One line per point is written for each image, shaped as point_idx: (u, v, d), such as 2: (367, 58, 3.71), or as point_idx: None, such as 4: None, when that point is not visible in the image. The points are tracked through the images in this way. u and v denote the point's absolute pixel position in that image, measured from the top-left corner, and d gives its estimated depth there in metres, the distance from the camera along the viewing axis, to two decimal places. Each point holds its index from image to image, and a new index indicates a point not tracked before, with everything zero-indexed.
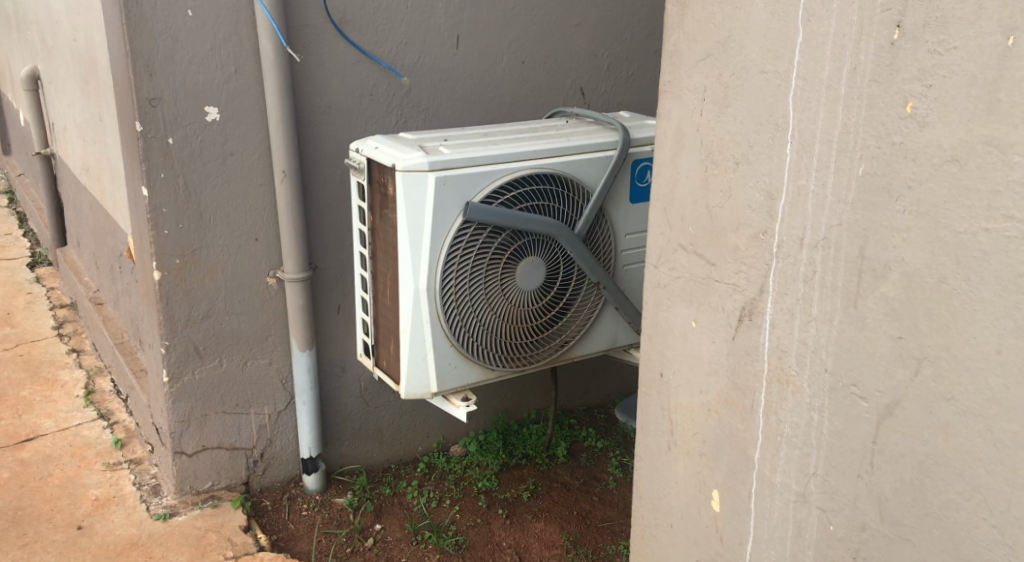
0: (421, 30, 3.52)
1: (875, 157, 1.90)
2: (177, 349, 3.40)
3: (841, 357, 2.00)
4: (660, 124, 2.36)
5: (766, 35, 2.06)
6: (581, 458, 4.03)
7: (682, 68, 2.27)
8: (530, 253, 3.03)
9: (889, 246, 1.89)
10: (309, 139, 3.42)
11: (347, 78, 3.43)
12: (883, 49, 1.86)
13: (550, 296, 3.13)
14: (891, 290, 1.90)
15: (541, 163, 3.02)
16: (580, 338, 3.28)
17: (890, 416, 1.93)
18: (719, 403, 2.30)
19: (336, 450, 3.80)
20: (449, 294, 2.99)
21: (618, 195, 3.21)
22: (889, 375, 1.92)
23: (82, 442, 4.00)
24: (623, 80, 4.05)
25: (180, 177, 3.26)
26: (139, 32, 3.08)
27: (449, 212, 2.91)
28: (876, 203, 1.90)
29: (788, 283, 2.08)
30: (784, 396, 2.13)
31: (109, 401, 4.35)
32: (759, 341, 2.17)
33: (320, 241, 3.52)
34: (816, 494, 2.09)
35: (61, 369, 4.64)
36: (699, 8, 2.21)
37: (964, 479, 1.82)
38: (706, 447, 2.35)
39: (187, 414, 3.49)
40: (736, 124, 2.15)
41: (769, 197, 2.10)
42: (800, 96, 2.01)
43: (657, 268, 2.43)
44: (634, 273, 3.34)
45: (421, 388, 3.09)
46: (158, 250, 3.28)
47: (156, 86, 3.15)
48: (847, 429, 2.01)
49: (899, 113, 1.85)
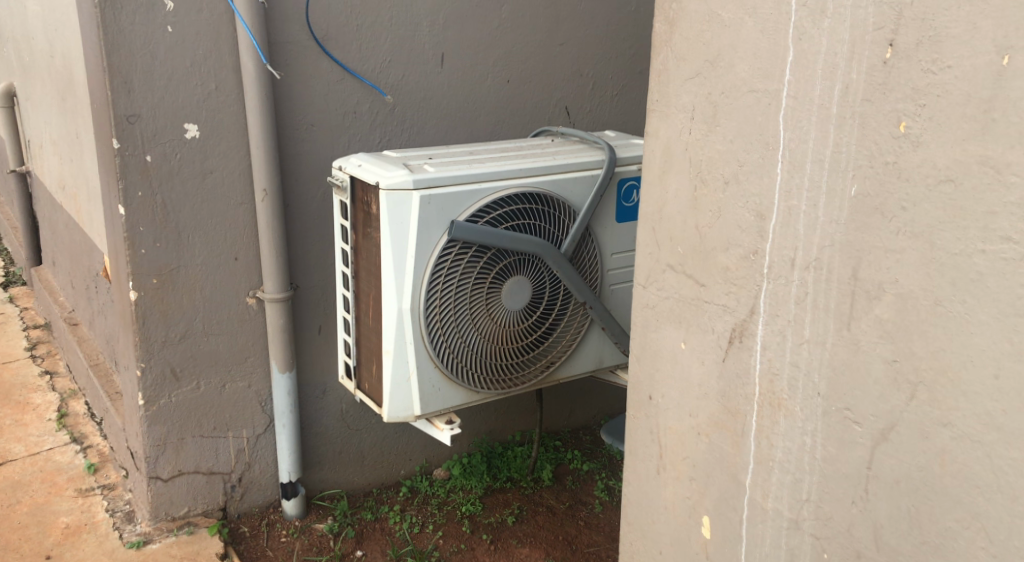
0: (406, 46, 3.48)
1: (868, 177, 1.87)
2: (153, 372, 3.32)
3: (835, 380, 1.96)
4: (649, 143, 2.34)
5: (756, 54, 2.05)
6: (566, 481, 3.94)
7: (671, 86, 2.25)
8: (516, 272, 2.99)
9: (884, 268, 1.85)
10: (291, 157, 3.36)
11: (331, 96, 3.39)
12: (875, 68, 1.84)
13: (537, 315, 3.08)
14: (885, 312, 1.86)
15: (526, 182, 2.98)
16: (566, 359, 3.23)
17: (885, 441, 1.88)
18: (709, 426, 2.26)
19: (316, 474, 3.71)
20: (433, 315, 2.94)
21: (604, 214, 3.17)
22: (884, 399, 1.87)
23: (54, 467, 3.92)
24: (608, 99, 4.01)
25: (157, 195, 3.19)
26: (117, 48, 3.03)
27: (433, 231, 2.86)
28: (870, 224, 1.87)
29: (780, 304, 2.05)
30: (776, 419, 2.09)
31: (82, 424, 4.26)
32: (750, 363, 2.13)
33: (301, 259, 3.46)
34: (808, 521, 2.05)
35: (33, 393, 4.54)
36: (688, 26, 2.20)
37: (963, 506, 1.78)
38: (697, 472, 2.30)
39: (162, 438, 3.40)
40: (725, 144, 2.13)
41: (760, 216, 2.07)
42: (791, 115, 1.98)
43: (645, 289, 2.40)
44: (620, 293, 3.30)
45: (404, 411, 3.02)
46: (134, 269, 3.20)
47: (134, 103, 3.09)
48: (842, 453, 1.96)
49: (891, 133, 1.82)
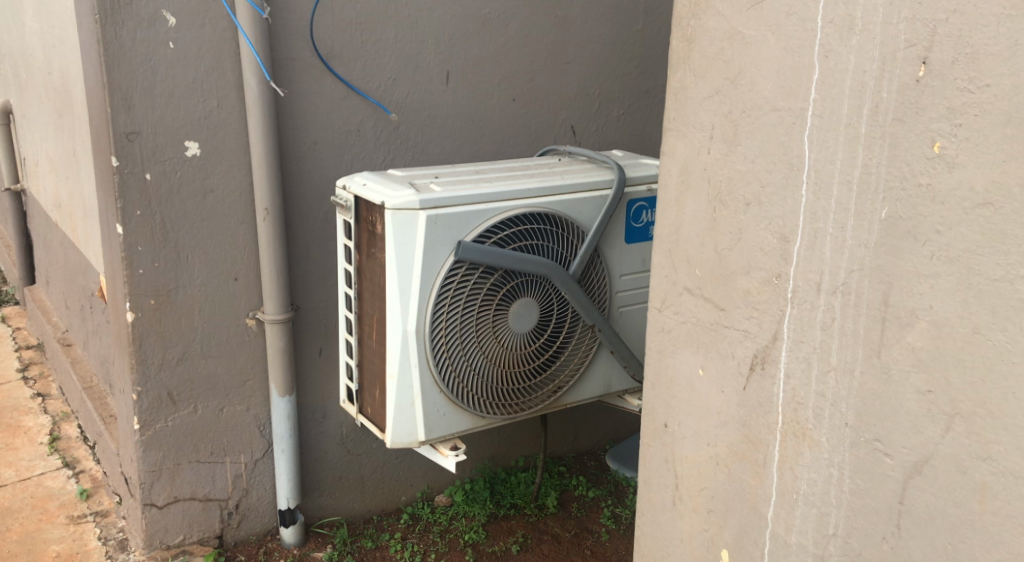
0: (411, 64, 3.41)
1: (899, 199, 1.80)
2: (149, 396, 3.23)
3: (864, 411, 1.88)
4: (665, 163, 2.27)
5: (779, 73, 1.98)
6: (571, 508, 3.84)
7: (689, 105, 2.19)
8: (524, 294, 2.91)
9: (917, 294, 1.78)
10: (293, 176, 3.28)
11: (334, 114, 3.31)
12: (908, 86, 1.77)
13: (544, 338, 3.00)
14: (918, 340, 1.79)
15: (535, 202, 2.91)
16: (574, 384, 3.14)
17: (919, 474, 1.81)
18: (729, 456, 2.18)
19: (315, 501, 3.61)
20: (439, 337, 2.85)
21: (613, 235, 3.10)
22: (918, 431, 1.80)
23: (45, 493, 3.81)
24: (614, 118, 3.94)
25: (156, 214, 3.11)
26: (118, 64, 2.96)
27: (440, 252, 2.79)
28: (902, 248, 1.80)
29: (804, 330, 1.98)
30: (801, 450, 2.01)
31: (74, 448, 4.16)
32: (773, 391, 2.06)
33: (303, 280, 3.37)
34: (835, 557, 1.97)
35: (25, 415, 4.43)
36: (706, 43, 2.13)
37: (1004, 546, 1.70)
38: (715, 503, 2.23)
39: (158, 464, 3.31)
40: (746, 163, 2.06)
41: (784, 239, 2.00)
42: (816, 135, 1.92)
43: (661, 312, 2.33)
44: (629, 315, 3.22)
45: (407, 437, 2.93)
46: (132, 289, 3.12)
47: (134, 120, 3.02)
48: (872, 487, 1.89)
49: (925, 153, 1.75)
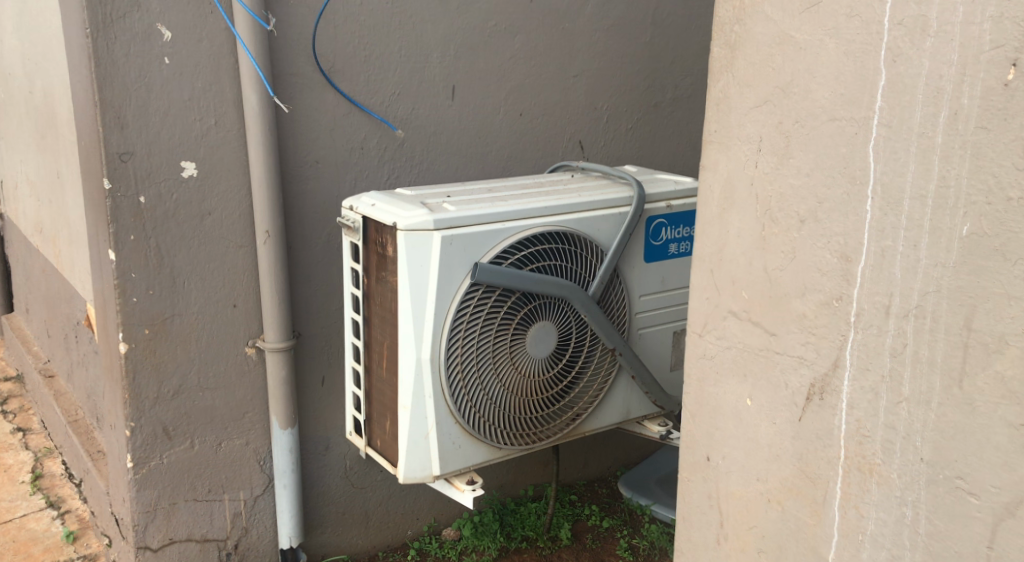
0: (415, 77, 3.24)
1: (984, 214, 1.65)
2: (143, 432, 3.03)
3: (943, 446, 1.74)
4: (706, 178, 2.12)
5: (840, 79, 1.83)
6: (586, 539, 3.66)
7: (732, 115, 2.03)
8: (543, 317, 2.74)
9: (1006, 318, 1.64)
10: (293, 195, 3.10)
11: (336, 130, 3.13)
12: (993, 91, 1.63)
13: (563, 363, 2.83)
14: (1008, 368, 1.64)
15: (552, 221, 2.75)
16: (592, 411, 2.98)
17: (1010, 516, 1.66)
18: (782, 492, 2.02)
19: (317, 538, 3.42)
20: (454, 365, 2.68)
21: (632, 254, 2.94)
22: (1010, 469, 1.65)
23: (28, 536, 3.59)
24: (623, 132, 3.79)
25: (151, 239, 2.92)
26: (110, 81, 2.77)
27: (455, 274, 2.62)
28: (988, 267, 1.65)
29: (871, 358, 1.82)
30: (868, 488, 1.86)
31: (59, 486, 3.93)
32: (834, 423, 1.90)
33: (304, 305, 3.19)
34: None
35: (5, 453, 4.21)
36: (754, 50, 1.98)
37: None
38: (767, 543, 2.07)
39: (153, 503, 3.10)
40: (801, 177, 1.91)
41: (845, 259, 1.85)
42: (884, 147, 1.77)
43: (703, 338, 2.18)
44: (648, 337, 3.06)
45: (421, 472, 2.75)
46: (125, 319, 2.92)
47: (127, 140, 2.82)
48: (954, 530, 1.74)
49: (1016, 164, 1.61)
